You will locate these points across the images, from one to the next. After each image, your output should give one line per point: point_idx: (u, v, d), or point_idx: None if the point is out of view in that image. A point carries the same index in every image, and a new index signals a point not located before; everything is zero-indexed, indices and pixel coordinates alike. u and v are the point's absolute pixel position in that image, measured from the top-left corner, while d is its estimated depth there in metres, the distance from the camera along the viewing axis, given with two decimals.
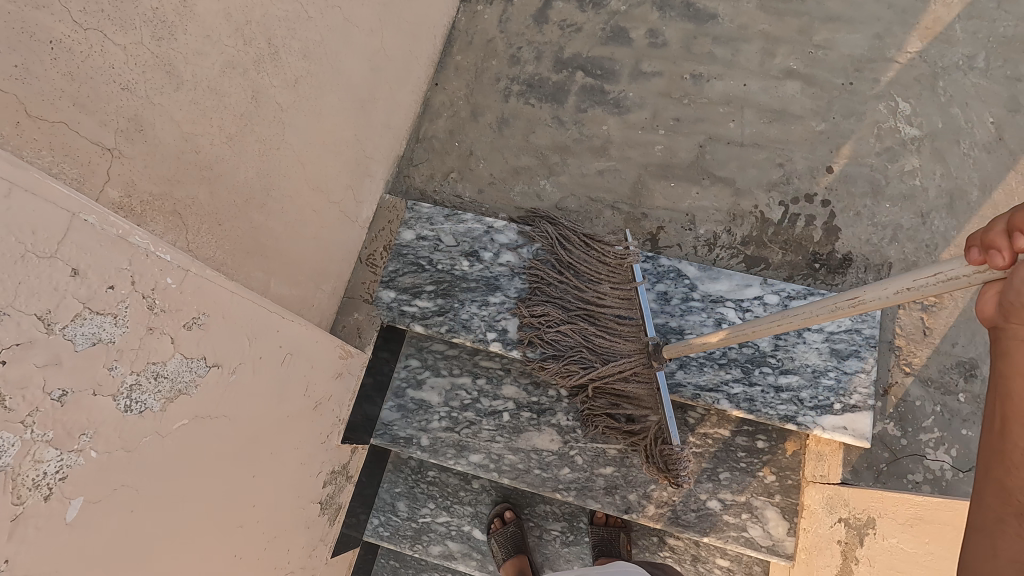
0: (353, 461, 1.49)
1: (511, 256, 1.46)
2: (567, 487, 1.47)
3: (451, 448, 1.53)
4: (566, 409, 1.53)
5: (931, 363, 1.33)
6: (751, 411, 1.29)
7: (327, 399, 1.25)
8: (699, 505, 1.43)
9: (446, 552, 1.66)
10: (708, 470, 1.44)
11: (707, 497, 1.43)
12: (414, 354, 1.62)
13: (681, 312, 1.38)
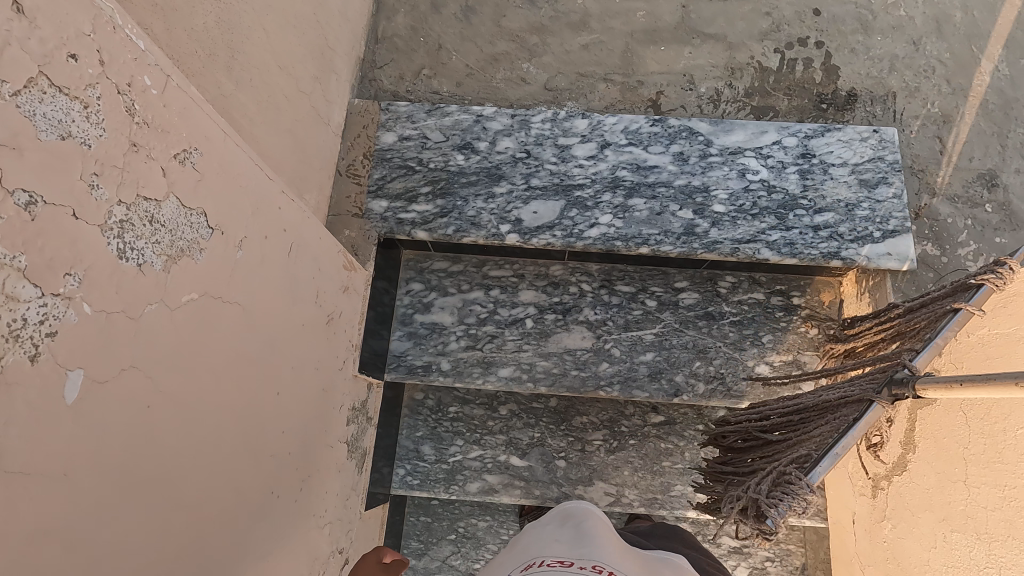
0: (372, 401, 1.32)
1: (510, 142, 1.32)
2: (610, 382, 1.36)
3: (477, 367, 1.39)
4: (592, 303, 1.42)
5: (954, 181, 1.30)
6: (794, 255, 1.22)
7: (338, 315, 1.08)
8: (750, 374, 1.36)
9: (486, 487, 1.52)
10: (753, 335, 1.37)
11: (754, 364, 1.36)
12: (415, 277, 1.46)
13: (702, 170, 1.29)
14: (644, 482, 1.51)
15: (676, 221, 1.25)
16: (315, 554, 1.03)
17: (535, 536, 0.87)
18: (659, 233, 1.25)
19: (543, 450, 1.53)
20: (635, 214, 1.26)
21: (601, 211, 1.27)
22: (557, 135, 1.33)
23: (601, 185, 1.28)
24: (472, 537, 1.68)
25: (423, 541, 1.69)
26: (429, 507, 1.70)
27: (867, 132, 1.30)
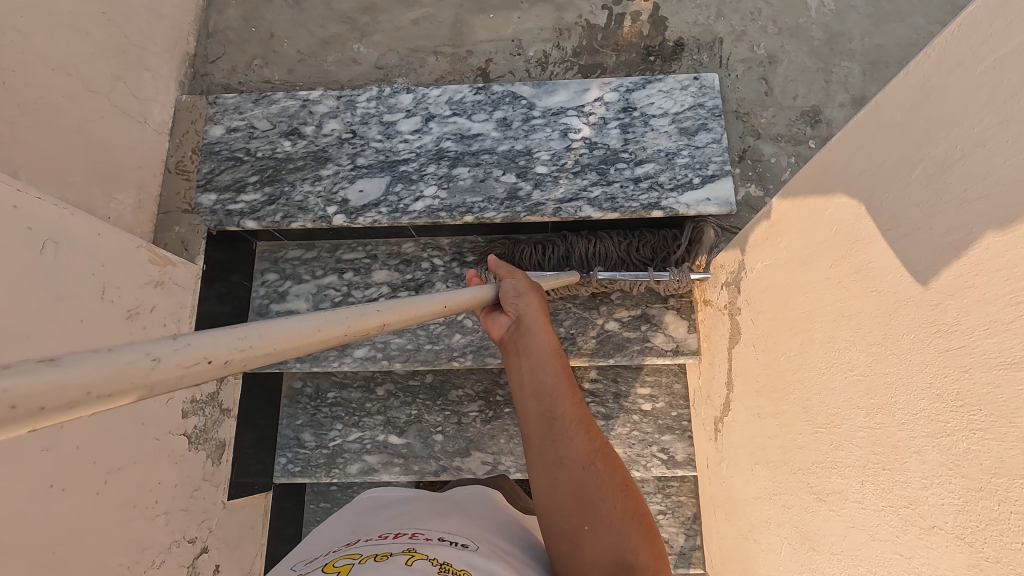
0: (226, 393, 1.34)
1: (335, 123, 1.32)
2: (462, 352, 1.38)
3: (333, 350, 1.40)
4: (444, 276, 1.43)
5: (778, 120, 1.31)
6: (615, 209, 1.23)
7: (148, 308, 1.09)
8: (599, 331, 1.37)
9: (366, 468, 1.54)
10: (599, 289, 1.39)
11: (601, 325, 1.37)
12: (270, 267, 1.47)
13: (524, 133, 1.29)
14: (520, 448, 1.53)
15: (500, 186, 1.26)
16: (143, 540, 1.05)
17: (336, 527, 0.82)
18: (483, 200, 1.26)
19: (420, 426, 1.55)
20: (459, 183, 1.27)
21: (425, 183, 1.27)
22: (382, 112, 1.33)
23: (425, 158, 1.29)
24: None
25: None
26: (328, 493, 1.73)
27: (688, 80, 1.30)
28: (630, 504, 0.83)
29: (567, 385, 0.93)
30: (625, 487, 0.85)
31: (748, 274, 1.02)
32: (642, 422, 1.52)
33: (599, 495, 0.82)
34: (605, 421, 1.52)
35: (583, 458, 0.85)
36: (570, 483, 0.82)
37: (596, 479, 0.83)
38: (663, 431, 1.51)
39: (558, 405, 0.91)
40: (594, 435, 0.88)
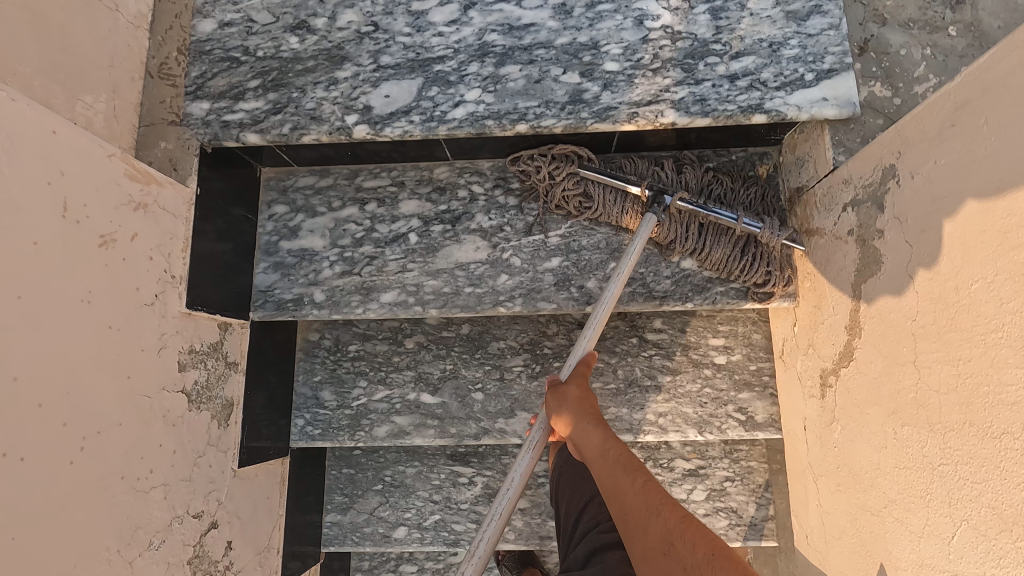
0: (231, 344, 1.13)
1: (352, 14, 1.06)
2: (510, 296, 1.16)
3: (355, 295, 1.18)
4: (485, 207, 1.20)
5: (908, 1, 1.00)
6: (706, 113, 0.98)
7: (127, 236, 0.87)
8: (673, 272, 1.15)
9: (395, 431, 1.35)
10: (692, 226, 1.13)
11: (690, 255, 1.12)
12: (278, 199, 1.24)
13: (590, 22, 1.03)
14: None
15: (559, 88, 1.01)
16: (135, 520, 0.87)
17: None
18: (539, 105, 1.01)
19: (457, 383, 1.35)
20: (509, 86, 1.02)
21: (466, 86, 1.02)
22: None
23: (465, 55, 1.04)
24: (400, 485, 1.54)
25: (348, 494, 1.55)
26: (352, 458, 1.55)
27: None
28: (719, 568, 0.66)
29: (619, 472, 0.87)
30: (713, 548, 0.69)
31: (900, 184, 0.78)
32: (715, 377, 1.31)
33: (688, 575, 0.69)
34: (672, 377, 1.32)
35: (661, 537, 0.74)
36: (659, 573, 0.73)
37: (680, 558, 0.71)
38: (740, 388, 1.31)
39: (622, 489, 0.84)
40: (663, 507, 0.77)
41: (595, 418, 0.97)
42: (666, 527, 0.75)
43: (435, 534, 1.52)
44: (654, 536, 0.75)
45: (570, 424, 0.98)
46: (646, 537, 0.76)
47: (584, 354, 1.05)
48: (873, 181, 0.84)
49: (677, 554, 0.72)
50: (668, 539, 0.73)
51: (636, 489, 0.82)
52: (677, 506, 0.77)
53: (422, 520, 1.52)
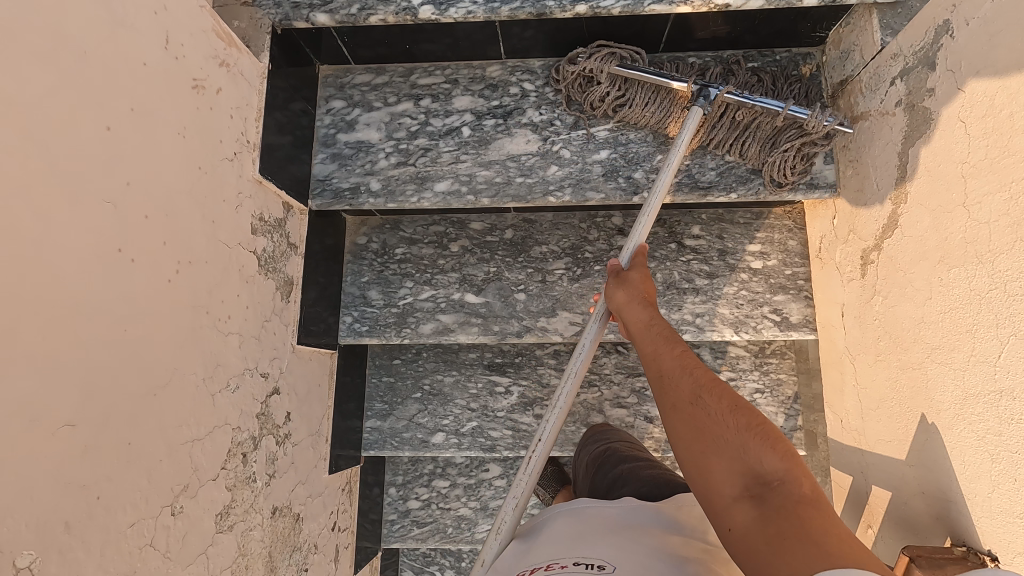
0: (293, 226, 1.19)
1: None
2: (560, 186, 1.21)
3: (410, 184, 1.24)
4: (536, 102, 1.25)
5: None
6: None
7: (213, 88, 0.92)
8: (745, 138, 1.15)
9: (440, 328, 1.39)
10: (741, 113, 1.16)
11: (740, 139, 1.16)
12: (336, 95, 1.29)
13: None
14: None
15: None
16: (216, 356, 0.91)
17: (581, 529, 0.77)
18: None
19: (500, 285, 1.40)
20: None
21: None
22: None
23: None
24: (439, 393, 1.58)
25: (388, 402, 1.59)
26: (392, 367, 1.60)
27: None
28: (743, 416, 0.71)
29: (660, 342, 0.87)
30: (738, 402, 0.73)
31: (954, 36, 0.83)
32: (752, 280, 1.35)
33: (714, 419, 0.72)
34: (710, 280, 1.36)
35: (689, 391, 0.77)
36: (685, 418, 0.75)
37: (707, 410, 0.74)
38: (776, 291, 1.35)
39: (659, 354, 0.85)
40: (698, 368, 0.80)
41: (647, 297, 0.96)
42: (701, 389, 0.76)
43: (472, 440, 1.56)
44: (684, 391, 0.78)
45: (626, 303, 0.96)
46: (678, 392, 0.78)
47: (640, 244, 1.04)
48: (927, 42, 0.89)
49: (707, 409, 0.74)
50: (700, 393, 0.76)
51: (677, 353, 0.84)
52: (713, 373, 0.79)
53: (460, 426, 1.56)
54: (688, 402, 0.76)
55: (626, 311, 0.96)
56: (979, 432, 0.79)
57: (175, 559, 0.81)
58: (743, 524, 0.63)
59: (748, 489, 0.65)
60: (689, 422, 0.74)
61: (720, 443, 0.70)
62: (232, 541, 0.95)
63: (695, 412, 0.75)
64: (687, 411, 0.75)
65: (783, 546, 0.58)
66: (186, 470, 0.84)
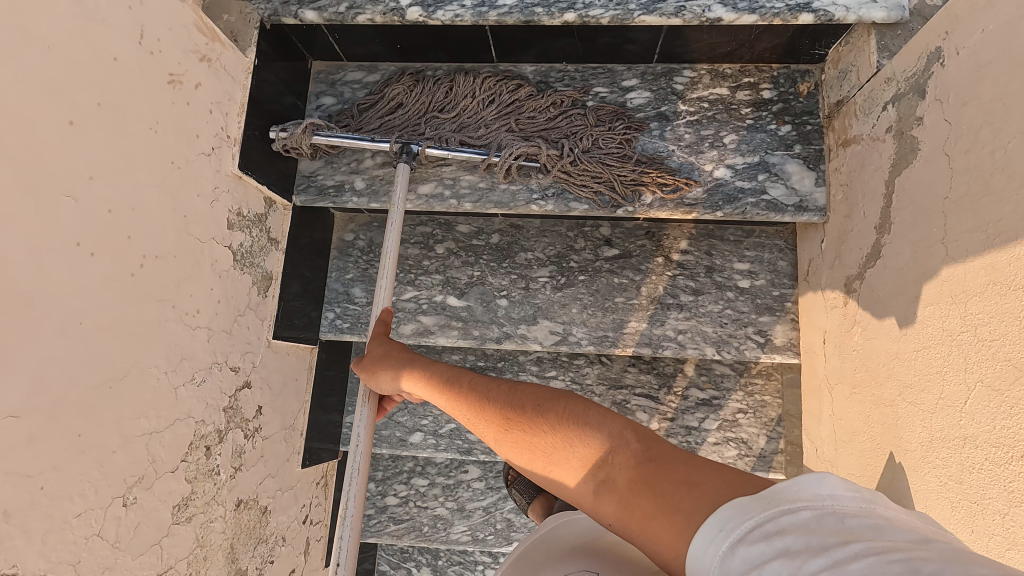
0: (274, 221, 1.19)
1: None
2: (543, 196, 1.21)
3: (395, 185, 1.24)
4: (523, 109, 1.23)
5: None
6: (752, 10, 1.01)
7: (192, 83, 0.92)
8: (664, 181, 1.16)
9: (421, 329, 1.39)
10: (687, 151, 1.18)
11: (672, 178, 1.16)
12: (326, 92, 1.29)
13: None
14: (594, 319, 1.35)
15: None
16: (181, 349, 0.92)
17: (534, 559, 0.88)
18: None
19: (483, 289, 1.39)
20: None
21: None
22: None
23: None
24: None
25: None
26: None
27: None
28: (551, 408, 0.72)
29: (452, 386, 0.89)
30: (539, 399, 0.75)
31: (945, 65, 0.80)
32: (738, 300, 1.33)
33: (534, 429, 0.73)
34: (695, 297, 1.34)
35: (501, 417, 0.78)
36: (512, 442, 0.75)
37: (522, 423, 0.75)
38: (762, 312, 1.32)
39: (460, 404, 0.86)
40: (494, 393, 0.81)
41: (410, 355, 0.99)
42: (512, 404, 0.78)
43: (449, 441, 1.56)
44: (498, 422, 0.78)
45: (400, 372, 0.98)
46: (496, 425, 0.78)
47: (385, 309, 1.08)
48: (919, 69, 0.86)
49: (527, 418, 0.74)
50: (513, 413, 0.77)
51: (473, 387, 0.85)
52: (506, 385, 0.82)
53: (438, 427, 1.56)
54: (513, 428, 0.76)
55: (405, 379, 0.97)
56: (942, 476, 0.77)
57: (125, 549, 0.82)
58: (610, 514, 0.62)
59: (595, 474, 0.65)
60: (524, 442, 0.73)
61: (558, 448, 0.69)
62: (189, 532, 0.96)
63: (518, 428, 0.75)
64: (511, 434, 0.75)
65: (649, 525, 0.57)
66: (142, 462, 0.84)
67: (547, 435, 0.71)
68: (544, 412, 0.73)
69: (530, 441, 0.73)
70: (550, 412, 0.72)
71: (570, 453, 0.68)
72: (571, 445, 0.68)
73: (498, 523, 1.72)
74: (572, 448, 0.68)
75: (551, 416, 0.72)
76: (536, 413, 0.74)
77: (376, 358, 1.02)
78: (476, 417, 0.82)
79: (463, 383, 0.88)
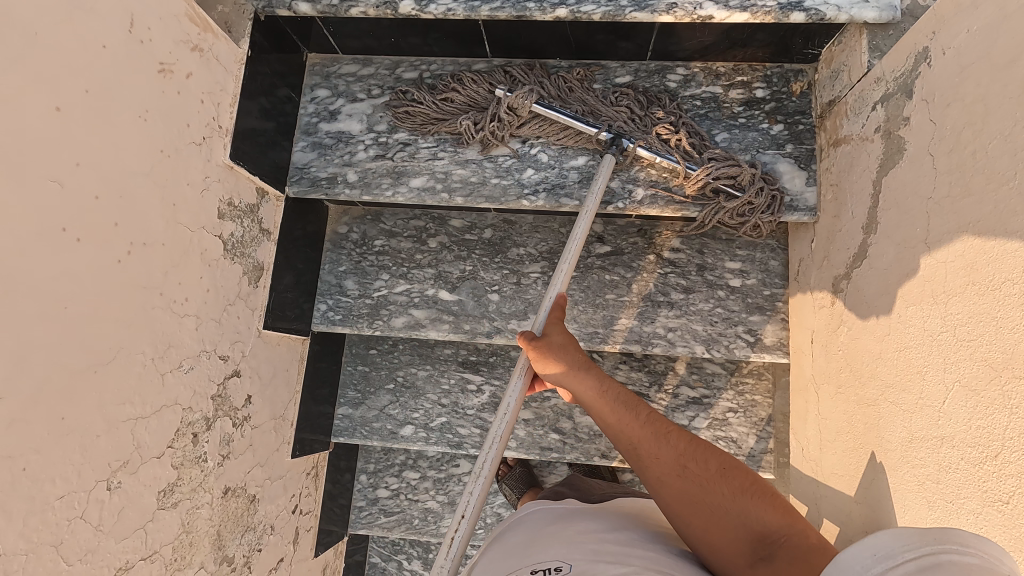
0: (266, 212, 1.20)
1: None
2: (534, 191, 1.21)
3: (387, 177, 1.24)
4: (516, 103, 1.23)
5: None
6: (744, 8, 1.01)
7: (183, 73, 0.93)
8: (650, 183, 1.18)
9: (412, 322, 1.40)
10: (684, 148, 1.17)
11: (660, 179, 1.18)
12: (321, 84, 1.29)
13: None
14: (585, 316, 1.35)
15: None
16: (169, 337, 0.93)
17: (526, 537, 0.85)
18: None
19: (475, 284, 1.40)
20: None
21: None
22: None
23: None
24: (411, 386, 1.59)
25: (361, 390, 1.60)
26: (367, 356, 1.61)
27: None
28: (735, 478, 0.77)
29: (620, 411, 0.90)
30: (724, 463, 0.79)
31: (931, 65, 0.80)
32: (728, 299, 1.33)
33: (708, 487, 0.77)
34: (686, 295, 1.34)
35: (673, 461, 0.82)
36: (671, 492, 0.79)
37: (696, 477, 0.79)
38: (752, 311, 1.32)
39: (625, 426, 0.88)
40: (670, 437, 0.85)
41: (583, 357, 0.96)
42: (688, 458, 0.81)
43: (440, 435, 1.56)
44: (665, 468, 0.82)
45: (565, 370, 0.95)
46: (659, 470, 0.82)
47: (556, 298, 1.04)
48: (907, 69, 0.86)
49: (706, 474, 0.79)
50: (689, 465, 0.80)
51: (643, 424, 0.87)
52: (684, 435, 0.85)
53: (429, 421, 1.57)
54: (677, 478, 0.80)
55: (567, 376, 0.95)
56: (920, 476, 0.77)
57: (108, 532, 0.83)
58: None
59: (757, 551, 0.70)
60: (687, 492, 0.78)
61: (728, 509, 0.74)
62: (175, 518, 0.97)
63: (692, 480, 0.79)
64: (676, 489, 0.79)
65: None
66: (126, 447, 0.85)
67: (720, 495, 0.76)
68: (730, 479, 0.77)
69: (697, 497, 0.77)
70: (736, 481, 0.77)
71: (748, 524, 0.73)
72: (749, 513, 0.73)
73: (488, 517, 1.73)
74: (742, 516, 0.73)
75: (735, 482, 0.77)
76: (711, 474, 0.79)
77: (557, 342, 0.98)
78: (636, 448, 0.86)
79: (639, 407, 0.89)
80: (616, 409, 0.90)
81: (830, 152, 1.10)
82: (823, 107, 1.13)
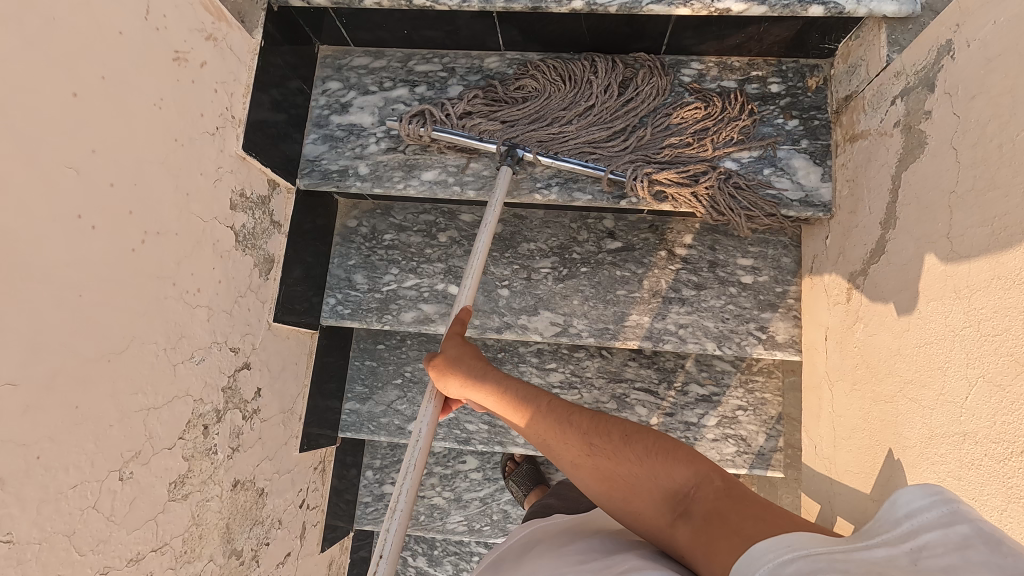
0: (278, 204, 1.19)
1: None
2: (547, 185, 1.20)
3: (398, 171, 1.24)
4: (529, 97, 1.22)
5: None
6: (762, 0, 1.00)
7: (197, 62, 0.92)
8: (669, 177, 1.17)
9: (421, 317, 1.39)
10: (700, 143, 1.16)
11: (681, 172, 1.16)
12: (332, 76, 1.29)
13: None
14: (595, 312, 1.35)
15: None
16: (181, 327, 0.92)
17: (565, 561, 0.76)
18: None
19: (485, 279, 1.39)
20: None
21: None
22: None
23: None
24: (419, 381, 1.58)
25: (368, 385, 1.59)
26: (375, 351, 1.61)
27: None
28: (641, 442, 0.74)
29: (522, 402, 0.88)
30: (626, 431, 0.76)
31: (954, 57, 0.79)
32: (740, 296, 1.32)
33: (617, 459, 0.74)
34: (697, 292, 1.33)
35: (578, 439, 0.79)
36: (590, 469, 0.76)
37: (602, 450, 0.76)
38: (764, 308, 1.31)
39: (530, 415, 0.86)
40: (575, 413, 0.82)
41: (483, 364, 0.96)
42: (591, 432, 0.78)
43: (448, 431, 1.56)
44: (573, 446, 0.79)
45: (462, 379, 0.95)
46: (569, 445, 0.79)
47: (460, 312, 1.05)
48: (929, 61, 0.85)
49: (603, 448, 0.76)
50: (584, 442, 0.77)
51: (551, 411, 0.84)
52: (586, 412, 0.82)
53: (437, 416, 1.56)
54: (592, 453, 0.76)
55: (474, 387, 0.94)
56: (941, 473, 0.76)
57: (120, 523, 0.82)
58: (684, 545, 0.65)
59: (675, 510, 0.68)
60: (601, 464, 0.75)
61: (642, 475, 0.71)
62: (185, 510, 0.97)
63: (596, 455, 0.76)
64: (589, 462, 0.76)
65: (716, 549, 0.60)
66: (139, 437, 0.85)
67: (630, 466, 0.73)
68: (637, 443, 0.74)
69: (608, 478, 0.74)
70: (636, 446, 0.73)
71: (658, 488, 0.70)
72: (663, 478, 0.70)
73: (494, 514, 1.73)
74: (653, 480, 0.71)
75: (639, 446, 0.73)
76: (626, 440, 0.75)
77: (454, 352, 0.99)
78: (546, 428, 0.83)
79: (542, 394, 0.87)
80: (524, 400, 0.88)
81: (846, 147, 1.09)
82: (839, 101, 1.12)
